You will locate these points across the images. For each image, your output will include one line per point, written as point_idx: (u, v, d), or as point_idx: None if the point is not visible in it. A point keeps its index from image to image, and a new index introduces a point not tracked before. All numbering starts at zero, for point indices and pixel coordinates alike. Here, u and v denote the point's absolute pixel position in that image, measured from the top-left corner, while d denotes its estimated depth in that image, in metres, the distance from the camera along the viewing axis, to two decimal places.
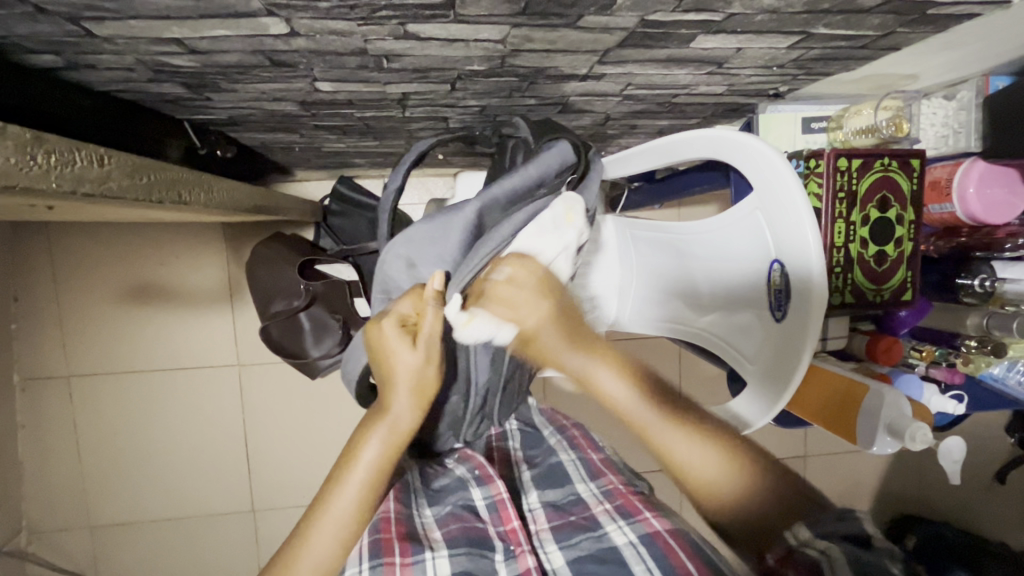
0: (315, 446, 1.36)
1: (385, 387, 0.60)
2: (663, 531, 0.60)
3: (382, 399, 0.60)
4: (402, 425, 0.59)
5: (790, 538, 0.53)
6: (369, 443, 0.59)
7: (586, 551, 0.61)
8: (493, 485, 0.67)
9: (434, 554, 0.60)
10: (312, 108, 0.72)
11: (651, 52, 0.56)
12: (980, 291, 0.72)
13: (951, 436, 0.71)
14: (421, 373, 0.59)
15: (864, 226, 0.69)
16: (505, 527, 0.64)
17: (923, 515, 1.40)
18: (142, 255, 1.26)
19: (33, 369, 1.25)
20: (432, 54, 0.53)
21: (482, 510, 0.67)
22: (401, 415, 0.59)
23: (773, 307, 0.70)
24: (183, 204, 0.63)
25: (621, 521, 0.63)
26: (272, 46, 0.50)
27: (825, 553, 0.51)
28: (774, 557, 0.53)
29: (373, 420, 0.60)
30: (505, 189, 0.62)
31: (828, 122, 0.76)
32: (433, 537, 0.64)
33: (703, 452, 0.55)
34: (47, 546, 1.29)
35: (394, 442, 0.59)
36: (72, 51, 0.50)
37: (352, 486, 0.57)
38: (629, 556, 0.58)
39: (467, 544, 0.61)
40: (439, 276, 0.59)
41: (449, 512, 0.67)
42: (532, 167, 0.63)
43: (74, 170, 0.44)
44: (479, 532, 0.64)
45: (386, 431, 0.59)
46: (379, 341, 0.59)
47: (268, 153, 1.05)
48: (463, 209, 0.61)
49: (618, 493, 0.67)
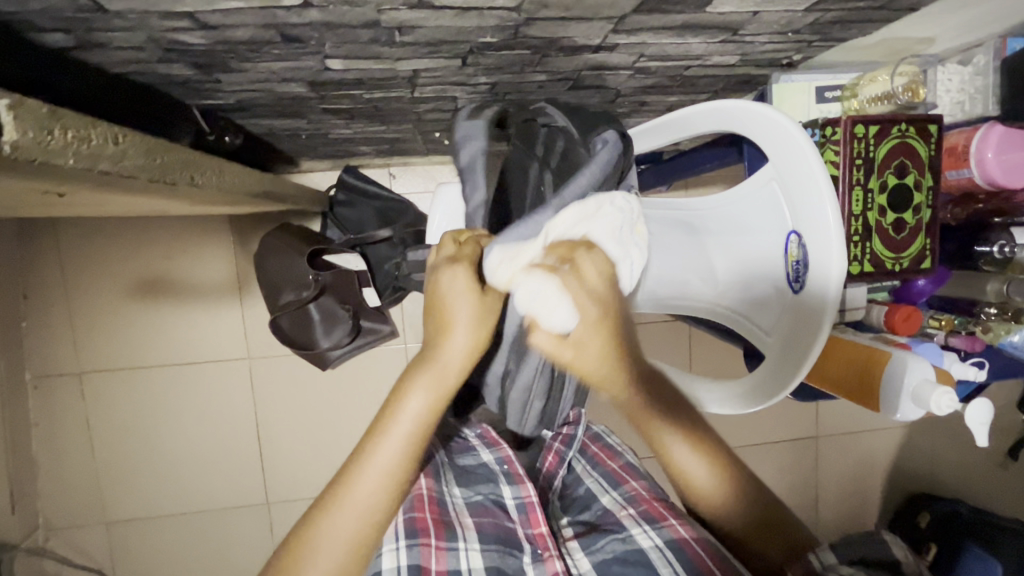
0: (327, 438, 1.36)
1: (438, 329, 0.56)
2: (689, 538, 0.63)
3: (429, 346, 0.57)
4: (452, 372, 0.56)
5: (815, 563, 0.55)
6: (415, 393, 0.56)
7: (611, 553, 0.65)
8: (523, 486, 0.68)
9: (467, 545, 0.63)
10: (321, 90, 0.71)
11: (667, 18, 0.56)
12: (999, 258, 0.73)
13: (978, 401, 0.70)
14: (478, 324, 0.56)
15: (882, 194, 0.68)
16: (533, 530, 0.65)
17: (937, 494, 1.39)
18: (150, 249, 1.26)
19: (46, 367, 1.25)
20: (445, 24, 0.53)
21: (510, 509, 0.68)
22: (451, 362, 0.56)
23: (791, 279, 0.69)
24: (196, 186, 0.62)
25: (646, 525, 0.66)
26: (284, 20, 0.49)
27: None
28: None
29: (417, 367, 0.56)
30: (580, 185, 0.57)
31: (842, 90, 0.74)
32: (464, 521, 0.66)
33: (704, 464, 0.63)
34: (65, 542, 1.30)
35: (441, 392, 0.56)
36: (84, 29, 0.49)
37: (395, 437, 0.56)
38: (656, 560, 0.62)
39: (498, 541, 0.64)
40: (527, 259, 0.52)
41: (478, 502, 0.69)
42: (604, 154, 0.59)
43: (90, 148, 0.44)
44: (508, 532, 0.66)
45: (434, 379, 0.56)
46: (440, 286, 0.55)
47: (274, 141, 1.04)
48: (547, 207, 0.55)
49: (642, 498, 0.70)
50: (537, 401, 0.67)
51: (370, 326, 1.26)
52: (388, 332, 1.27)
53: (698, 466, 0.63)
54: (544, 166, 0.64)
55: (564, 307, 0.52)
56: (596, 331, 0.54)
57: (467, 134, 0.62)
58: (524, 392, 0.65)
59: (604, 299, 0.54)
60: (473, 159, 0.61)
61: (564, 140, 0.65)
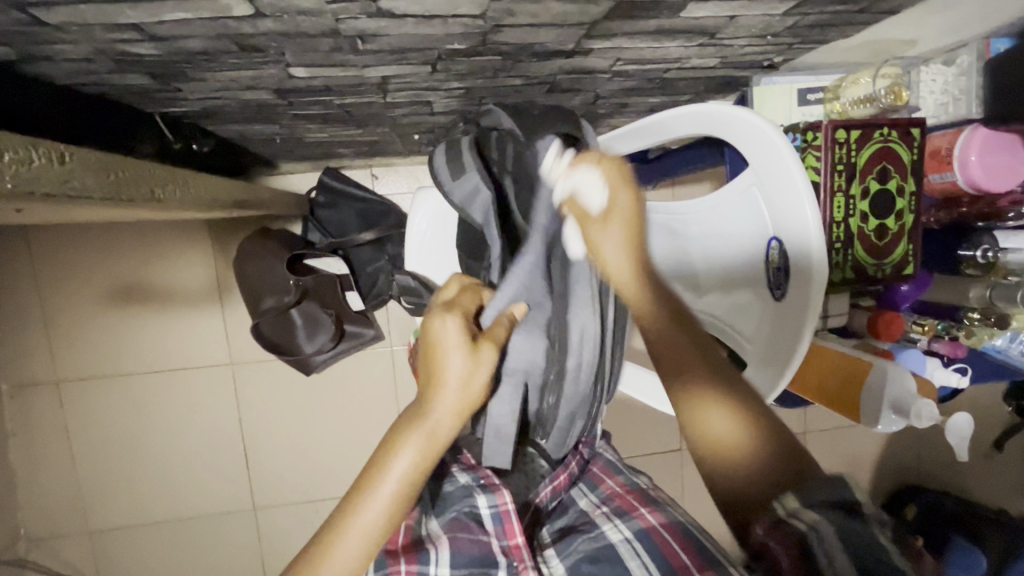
0: (313, 442, 1.34)
1: (429, 386, 0.55)
2: (657, 526, 0.64)
3: (420, 401, 0.55)
4: (440, 434, 0.54)
5: (778, 509, 0.44)
6: (403, 454, 0.53)
7: (581, 553, 0.65)
8: (499, 494, 0.66)
9: (437, 569, 0.62)
10: (289, 97, 0.69)
11: (640, 24, 0.54)
12: (982, 262, 0.72)
13: (958, 414, 0.72)
14: (470, 380, 0.55)
15: (864, 200, 0.67)
16: (508, 542, 0.64)
17: (924, 487, 1.40)
18: (126, 255, 1.23)
19: (23, 377, 1.23)
20: (408, 33, 0.51)
21: (485, 520, 0.66)
22: (440, 422, 0.54)
23: (772, 286, 0.67)
24: (158, 201, 0.60)
25: (617, 519, 0.67)
26: (237, 30, 0.47)
27: (815, 526, 0.42)
28: (762, 528, 0.44)
29: (408, 425, 0.54)
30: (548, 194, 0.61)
31: (824, 92, 0.73)
32: (437, 540, 0.65)
33: (727, 412, 0.48)
34: (48, 553, 1.28)
35: (430, 454, 0.54)
36: (25, 42, 0.47)
37: (380, 500, 0.52)
38: (624, 552, 0.63)
39: (471, 562, 0.63)
40: (522, 306, 0.60)
41: (453, 518, 0.67)
42: (552, 175, 0.60)
43: (32, 169, 0.41)
44: (483, 547, 0.64)
45: (423, 440, 0.54)
46: (437, 335, 0.56)
47: (248, 145, 1.02)
48: (524, 258, 0.61)
49: (615, 495, 0.70)
50: (579, 421, 0.67)
51: (353, 330, 1.23)
52: (371, 336, 1.25)
53: (720, 417, 0.48)
54: (504, 171, 0.66)
55: (587, 179, 0.57)
56: (618, 210, 0.56)
57: (465, 192, 0.64)
58: (566, 417, 0.65)
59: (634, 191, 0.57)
60: (487, 213, 0.65)
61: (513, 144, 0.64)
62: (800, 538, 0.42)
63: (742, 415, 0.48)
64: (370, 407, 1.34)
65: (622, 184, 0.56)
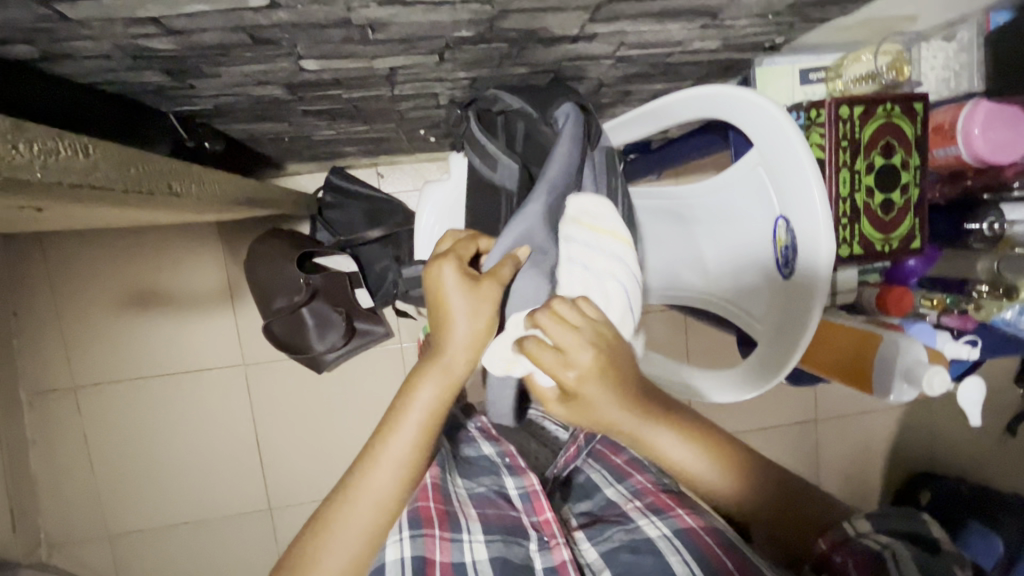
0: (327, 441, 1.35)
1: (439, 326, 0.55)
2: (697, 527, 0.61)
3: (434, 341, 0.56)
4: (457, 368, 0.55)
5: (849, 528, 0.52)
6: (422, 387, 0.55)
7: (617, 543, 0.62)
8: (526, 476, 0.69)
9: (471, 536, 0.62)
10: (299, 92, 0.70)
11: (643, 5, 0.55)
12: (989, 235, 0.73)
13: (971, 378, 0.72)
14: (474, 320, 0.54)
15: (870, 174, 0.68)
16: (539, 518, 0.64)
17: (937, 473, 1.40)
18: (138, 259, 1.25)
19: (40, 384, 1.25)
20: (417, 20, 0.52)
21: (515, 499, 0.68)
22: (454, 358, 0.55)
23: (781, 264, 0.67)
24: (175, 195, 0.61)
25: (652, 516, 0.64)
26: (252, 21, 0.48)
27: (888, 546, 0.49)
28: (827, 542, 0.52)
29: (424, 363, 0.56)
30: (560, 163, 0.62)
31: (825, 72, 0.76)
32: (468, 511, 0.65)
33: (683, 440, 0.54)
34: (69, 557, 1.30)
35: (450, 388, 0.55)
36: (47, 39, 0.48)
37: (405, 433, 0.55)
38: (664, 547, 0.59)
39: (503, 531, 0.63)
40: (525, 247, 0.58)
41: (483, 495, 0.69)
42: (565, 134, 0.63)
43: (59, 160, 0.42)
44: (514, 521, 0.65)
45: (440, 376, 0.55)
46: (438, 282, 0.55)
47: (256, 145, 1.03)
48: (531, 204, 0.60)
49: (648, 491, 0.70)
50: None
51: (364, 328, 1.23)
52: (381, 332, 1.23)
53: (675, 442, 0.54)
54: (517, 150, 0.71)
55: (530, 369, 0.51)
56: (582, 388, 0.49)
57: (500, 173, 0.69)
58: None
59: (579, 370, 0.48)
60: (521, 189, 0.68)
61: (525, 122, 0.69)
62: (872, 552, 0.49)
63: (698, 445, 0.55)
64: (382, 403, 1.35)
65: (570, 362, 0.48)
